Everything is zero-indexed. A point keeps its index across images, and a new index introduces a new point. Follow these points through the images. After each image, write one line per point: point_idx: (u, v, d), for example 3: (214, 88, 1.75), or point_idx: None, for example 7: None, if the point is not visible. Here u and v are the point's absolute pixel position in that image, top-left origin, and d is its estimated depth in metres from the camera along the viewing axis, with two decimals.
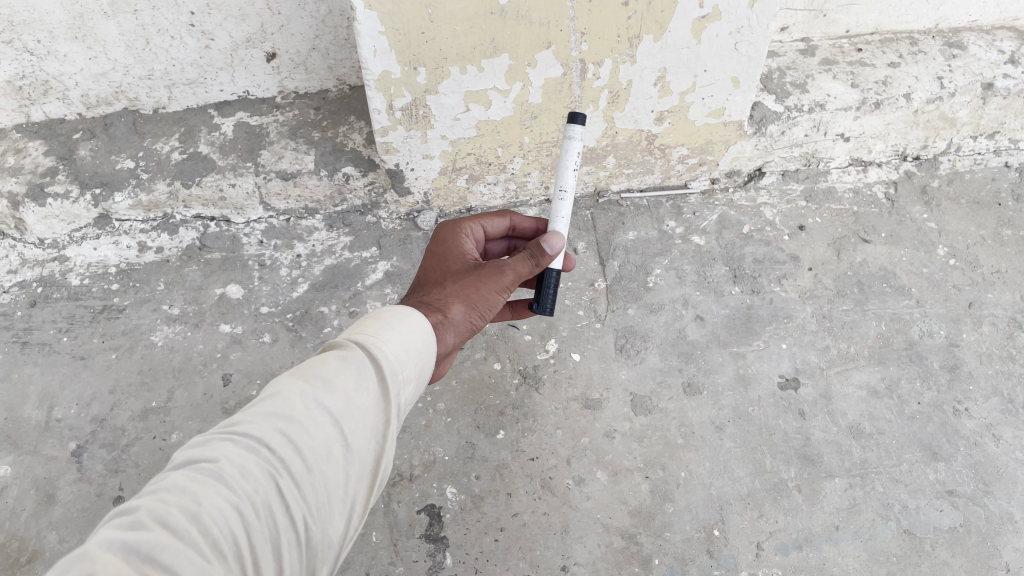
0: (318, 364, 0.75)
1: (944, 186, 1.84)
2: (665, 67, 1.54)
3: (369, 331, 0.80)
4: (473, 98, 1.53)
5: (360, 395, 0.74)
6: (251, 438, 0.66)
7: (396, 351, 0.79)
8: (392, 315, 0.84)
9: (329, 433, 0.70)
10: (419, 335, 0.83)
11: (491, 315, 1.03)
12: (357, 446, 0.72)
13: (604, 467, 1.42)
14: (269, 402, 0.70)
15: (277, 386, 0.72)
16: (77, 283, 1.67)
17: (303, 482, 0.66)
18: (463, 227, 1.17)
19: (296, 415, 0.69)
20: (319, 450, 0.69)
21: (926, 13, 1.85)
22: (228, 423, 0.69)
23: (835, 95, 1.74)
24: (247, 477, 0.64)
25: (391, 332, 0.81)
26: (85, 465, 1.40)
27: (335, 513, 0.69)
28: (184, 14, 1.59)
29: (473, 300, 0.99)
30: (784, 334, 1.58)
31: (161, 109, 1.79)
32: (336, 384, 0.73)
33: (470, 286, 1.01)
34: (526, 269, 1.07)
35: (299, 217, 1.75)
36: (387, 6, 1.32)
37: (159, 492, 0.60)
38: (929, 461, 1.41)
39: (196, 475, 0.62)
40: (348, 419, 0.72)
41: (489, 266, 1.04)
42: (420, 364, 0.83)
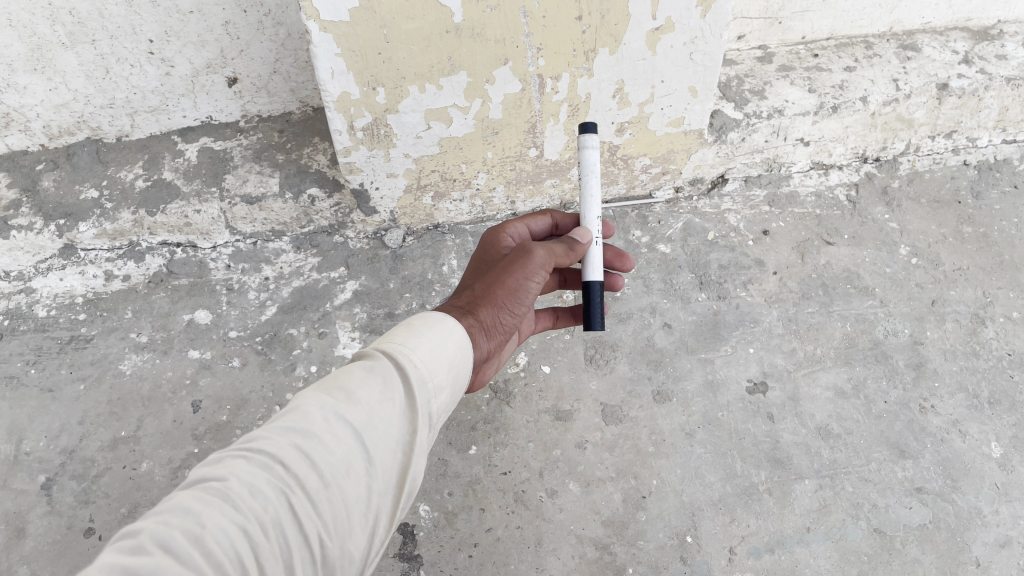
0: (344, 376, 0.76)
1: (905, 186, 1.86)
2: (622, 79, 1.55)
3: (396, 341, 0.82)
4: (434, 116, 1.54)
5: (384, 407, 0.75)
6: (267, 454, 0.67)
7: (423, 360, 0.81)
8: (421, 324, 0.86)
9: (350, 446, 0.71)
10: (449, 344, 0.85)
11: (527, 305, 1.04)
12: (380, 459, 0.73)
13: (576, 478, 1.42)
14: (290, 416, 0.71)
15: (300, 400, 0.73)
16: (44, 314, 1.66)
17: (320, 498, 0.66)
18: (506, 228, 1.23)
19: (315, 429, 0.70)
20: (339, 464, 0.69)
21: (879, 17, 1.88)
22: (246, 438, 0.69)
23: (793, 101, 1.77)
24: (258, 496, 0.64)
25: (419, 340, 0.83)
26: (55, 497, 1.39)
27: (353, 529, 0.69)
28: (143, 43, 1.60)
29: (501, 295, 1.00)
30: (751, 338, 1.60)
31: (124, 137, 1.79)
32: (357, 396, 0.74)
33: (497, 281, 1.02)
34: (558, 253, 1.08)
35: (266, 239, 1.75)
36: (341, 29, 1.34)
37: (163, 515, 0.60)
38: (897, 459, 1.42)
39: (203, 495, 0.62)
40: (369, 432, 0.72)
41: (517, 253, 1.04)
42: (449, 373, 0.84)
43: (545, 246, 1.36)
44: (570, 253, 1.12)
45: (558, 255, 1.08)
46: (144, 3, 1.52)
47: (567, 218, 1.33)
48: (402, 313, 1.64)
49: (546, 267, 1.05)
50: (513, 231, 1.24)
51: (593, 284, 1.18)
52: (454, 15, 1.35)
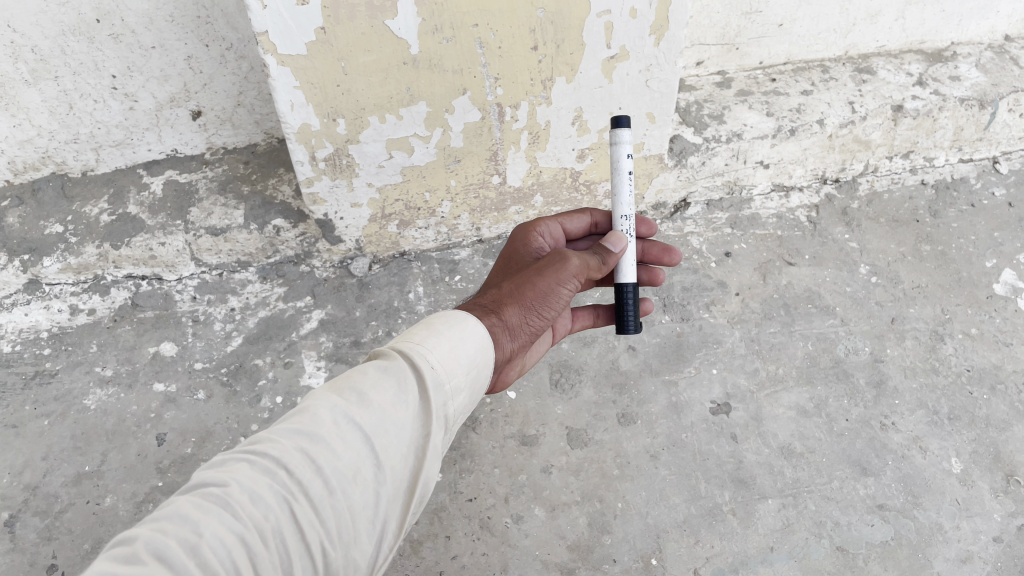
0: (357, 377, 0.77)
1: (865, 206, 1.89)
2: (580, 107, 1.58)
3: (414, 341, 0.83)
4: (395, 146, 1.56)
5: (397, 409, 0.76)
6: (272, 459, 0.67)
7: (439, 361, 0.82)
8: (441, 324, 0.87)
9: (358, 451, 0.71)
10: (469, 345, 0.86)
11: (555, 311, 1.05)
12: (391, 463, 0.73)
13: (542, 503, 1.43)
14: (299, 418, 0.71)
15: (311, 401, 0.74)
16: (8, 349, 1.65)
17: (324, 505, 0.67)
18: (538, 226, 1.28)
19: (323, 432, 0.71)
20: (347, 469, 0.70)
21: (834, 41, 1.92)
22: (253, 440, 0.70)
23: (751, 125, 1.80)
24: (259, 503, 0.64)
25: (437, 340, 0.84)
26: (17, 535, 1.37)
27: (359, 536, 0.70)
28: (105, 78, 1.61)
29: (529, 296, 1.01)
30: (714, 359, 1.61)
31: (89, 171, 1.80)
32: (368, 399, 0.75)
33: (527, 283, 1.03)
34: (591, 265, 1.11)
35: (231, 271, 1.75)
36: (298, 62, 1.36)
37: (160, 522, 0.60)
38: (859, 477, 1.43)
39: (201, 501, 0.62)
40: (379, 437, 0.73)
41: (553, 257, 1.06)
42: (467, 376, 0.85)
43: (584, 244, 1.40)
44: (605, 264, 1.16)
45: (592, 267, 1.11)
46: (106, 39, 1.54)
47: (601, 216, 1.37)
48: (368, 340, 1.64)
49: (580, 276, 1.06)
50: (545, 230, 1.30)
51: (627, 286, 1.24)
52: (410, 47, 1.38)
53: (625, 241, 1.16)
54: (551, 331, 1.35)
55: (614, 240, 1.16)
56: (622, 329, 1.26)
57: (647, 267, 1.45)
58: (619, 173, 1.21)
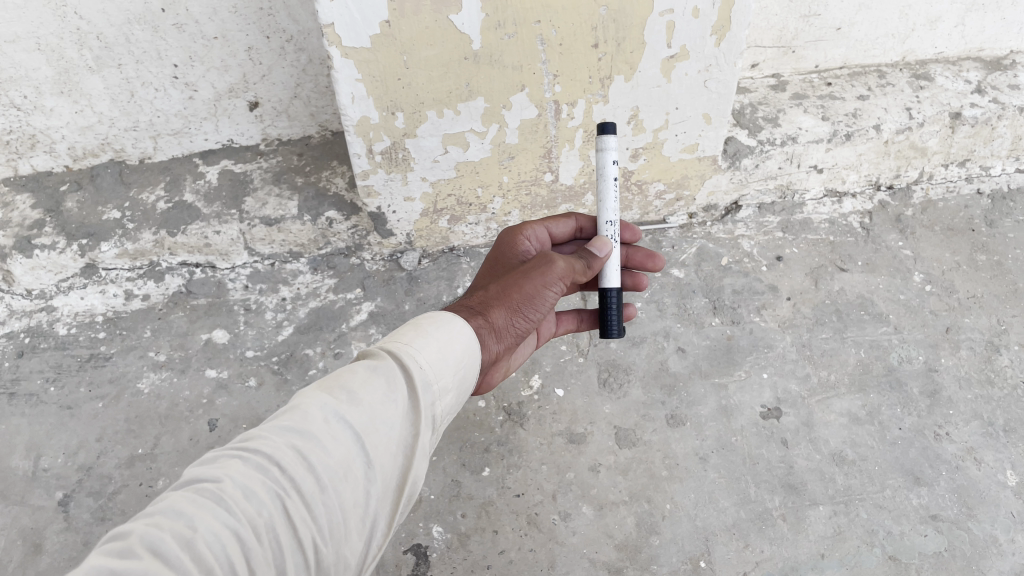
0: (346, 375, 0.76)
1: (918, 214, 1.87)
2: (637, 106, 1.57)
3: (403, 340, 0.82)
4: (451, 141, 1.57)
5: (387, 408, 0.75)
6: (263, 455, 0.67)
7: (429, 360, 0.82)
8: (429, 324, 0.86)
9: (348, 449, 0.71)
10: (458, 345, 0.86)
11: (540, 313, 1.04)
12: (381, 462, 0.73)
13: (589, 501, 1.42)
14: (289, 416, 0.71)
15: (301, 399, 0.73)
16: (64, 332, 1.68)
17: (315, 502, 0.66)
18: (525, 228, 1.27)
19: (314, 430, 0.70)
20: (337, 467, 0.69)
21: (892, 47, 1.90)
22: (243, 437, 0.70)
23: (806, 129, 1.78)
24: (251, 499, 0.64)
25: (425, 340, 0.83)
26: (72, 514, 1.40)
27: (350, 534, 0.69)
28: (167, 67, 1.64)
29: (516, 299, 1.00)
30: (765, 363, 1.60)
31: (147, 159, 1.83)
32: (358, 397, 0.74)
33: (513, 285, 1.02)
34: (577, 268, 1.09)
35: (283, 261, 1.77)
36: (362, 55, 1.37)
37: (155, 517, 0.60)
38: (912, 486, 1.41)
39: (196, 497, 0.62)
40: (368, 435, 0.72)
41: (538, 260, 1.05)
42: (456, 376, 0.84)
43: (569, 247, 1.39)
44: (590, 268, 1.13)
45: (577, 270, 1.09)
46: (170, 27, 1.56)
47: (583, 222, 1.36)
48: None
49: (565, 279, 1.05)
50: (533, 233, 1.28)
51: (610, 291, 1.23)
52: (473, 42, 1.38)
53: (610, 245, 1.15)
54: (536, 334, 1.33)
55: (600, 244, 1.15)
56: (606, 333, 1.24)
57: (631, 272, 1.45)
58: (605, 179, 1.20)
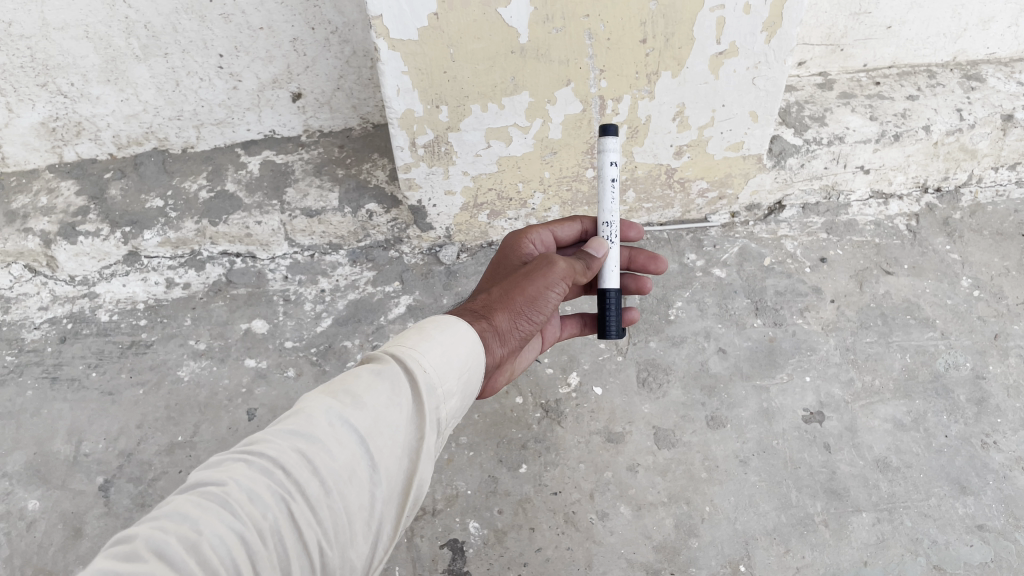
0: (351, 379, 0.75)
1: (967, 217, 1.83)
2: (683, 103, 1.55)
3: (407, 344, 0.81)
4: (495, 135, 1.56)
5: (392, 411, 0.74)
6: (268, 459, 0.66)
7: (434, 364, 0.80)
8: (434, 327, 0.85)
9: (353, 453, 0.69)
10: (462, 348, 0.85)
11: (543, 315, 1.03)
12: (386, 466, 0.72)
13: (627, 501, 1.40)
14: (293, 420, 0.70)
15: (305, 403, 0.72)
16: (106, 319, 1.70)
17: (320, 506, 0.66)
18: (529, 233, 1.22)
19: (319, 433, 0.69)
20: (342, 471, 0.68)
21: (943, 46, 1.86)
22: (248, 441, 0.69)
23: (854, 128, 1.76)
24: (256, 502, 0.63)
25: (430, 343, 0.82)
26: (112, 499, 1.41)
27: (356, 538, 0.68)
28: (213, 57, 1.64)
29: (519, 301, 0.99)
30: (808, 366, 1.58)
31: (190, 148, 1.84)
32: (363, 400, 0.73)
33: (515, 288, 1.01)
34: (577, 269, 1.09)
35: (323, 252, 1.78)
36: (409, 47, 1.36)
37: (160, 520, 0.60)
38: (957, 495, 1.39)
39: (200, 500, 0.62)
40: (374, 438, 0.71)
41: (538, 262, 1.04)
42: (460, 379, 0.83)
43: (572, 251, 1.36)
44: (589, 269, 1.13)
45: (578, 271, 1.09)
46: (217, 18, 1.57)
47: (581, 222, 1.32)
48: None
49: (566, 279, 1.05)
50: (537, 237, 1.23)
51: (610, 293, 1.19)
52: (520, 36, 1.37)
53: (606, 246, 1.15)
54: (540, 337, 1.31)
55: (597, 245, 1.16)
56: (604, 335, 1.21)
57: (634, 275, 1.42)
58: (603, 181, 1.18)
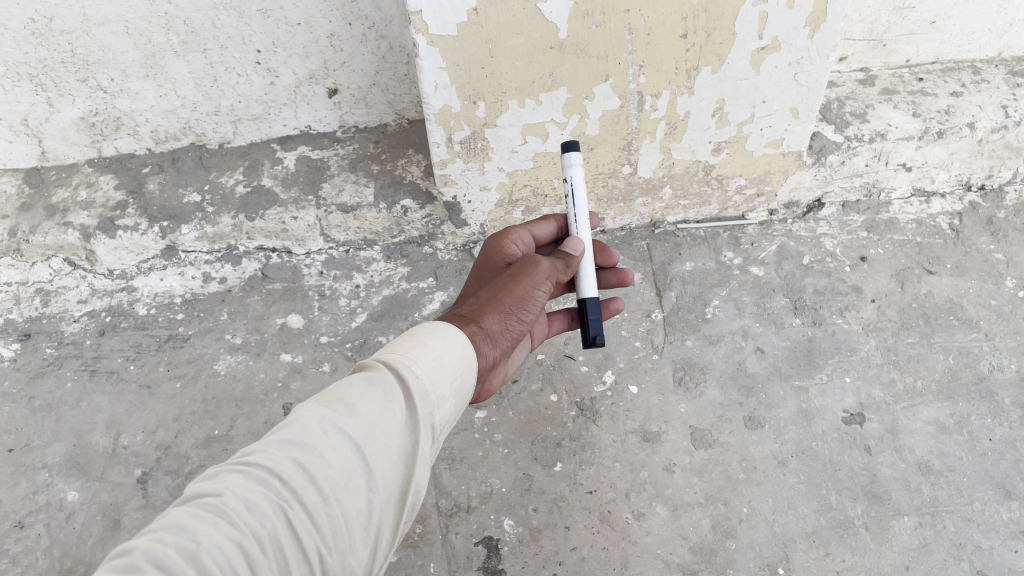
0: (344, 388, 0.75)
1: (1012, 216, 1.79)
2: (723, 98, 1.53)
3: (399, 351, 0.81)
4: (531, 131, 1.55)
5: (386, 419, 0.74)
6: (264, 469, 0.66)
7: (427, 369, 0.80)
8: (424, 334, 0.85)
9: (349, 460, 0.69)
10: (455, 354, 0.84)
11: (533, 314, 1.02)
12: (382, 473, 0.71)
13: (664, 501, 1.39)
14: (287, 429, 0.69)
15: (299, 412, 0.72)
16: (144, 312, 1.71)
17: (318, 514, 0.65)
18: (509, 234, 1.15)
19: (314, 442, 0.69)
20: (337, 478, 0.68)
21: (988, 42, 1.82)
22: (243, 452, 0.69)
23: (896, 125, 1.73)
24: (254, 511, 0.63)
25: (422, 350, 0.81)
26: (150, 491, 1.42)
27: (355, 543, 0.68)
28: (251, 53, 1.65)
29: (507, 303, 0.98)
30: (848, 367, 1.55)
31: (227, 143, 1.85)
32: (357, 408, 0.73)
33: (503, 289, 1.00)
34: (559, 268, 1.07)
35: (357, 248, 1.78)
36: (449, 42, 1.35)
37: (157, 532, 0.59)
38: (1002, 500, 1.36)
39: (198, 511, 0.61)
40: (369, 444, 0.71)
41: (522, 263, 1.03)
42: (454, 384, 0.83)
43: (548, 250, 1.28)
44: (568, 268, 1.10)
45: (559, 269, 1.07)
46: (256, 13, 1.57)
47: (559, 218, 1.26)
48: None
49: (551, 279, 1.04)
50: (518, 237, 1.16)
51: (587, 300, 1.13)
52: (560, 31, 1.36)
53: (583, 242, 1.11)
54: (529, 338, 1.26)
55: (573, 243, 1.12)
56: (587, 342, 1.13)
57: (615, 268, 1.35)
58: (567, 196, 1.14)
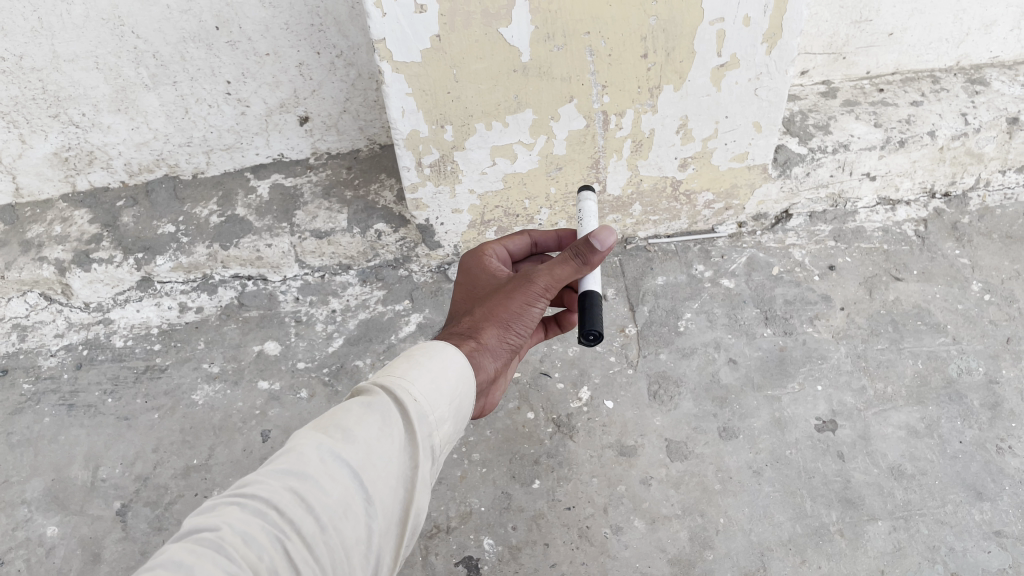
0: (341, 414, 0.76)
1: (975, 221, 1.83)
2: (686, 115, 1.56)
3: (396, 374, 0.81)
4: (499, 153, 1.57)
5: (384, 443, 0.75)
6: (261, 500, 0.67)
7: (424, 391, 0.81)
8: (420, 354, 0.85)
9: (346, 487, 0.70)
10: (451, 374, 0.85)
11: (530, 327, 1.01)
12: (381, 498, 0.72)
13: (641, 514, 1.40)
14: (284, 458, 0.70)
15: (296, 440, 0.72)
16: (121, 344, 1.72)
17: (316, 543, 0.66)
18: (487, 248, 1.14)
19: (311, 471, 0.70)
20: (336, 506, 0.69)
21: (946, 51, 1.87)
22: (240, 484, 0.69)
23: (858, 136, 1.76)
24: (252, 544, 0.64)
25: (419, 372, 0.82)
26: (130, 523, 1.42)
27: (354, 572, 0.69)
28: (221, 84, 1.67)
29: (503, 317, 0.98)
30: (819, 375, 1.57)
31: (200, 174, 1.86)
32: (354, 434, 0.73)
33: (499, 304, 0.99)
34: (562, 274, 0.97)
35: (333, 273, 1.79)
36: (412, 69, 1.38)
37: (154, 570, 0.59)
38: (974, 501, 1.38)
39: (195, 547, 0.62)
40: (367, 470, 0.72)
41: (519, 276, 0.99)
42: (452, 405, 0.83)
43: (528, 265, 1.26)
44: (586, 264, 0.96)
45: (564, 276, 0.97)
46: (224, 45, 1.59)
47: (552, 236, 1.22)
48: None
49: (551, 291, 0.98)
50: (495, 251, 1.16)
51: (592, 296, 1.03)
52: (522, 55, 1.38)
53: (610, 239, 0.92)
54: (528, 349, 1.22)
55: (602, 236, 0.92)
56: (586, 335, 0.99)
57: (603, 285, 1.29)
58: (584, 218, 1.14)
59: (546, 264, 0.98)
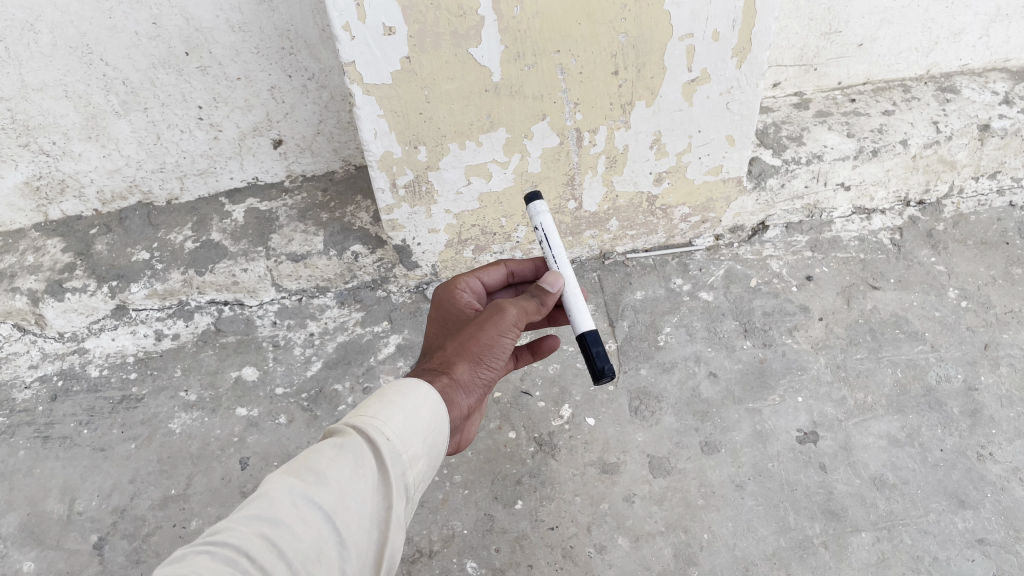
0: (313, 455, 0.74)
1: (950, 228, 1.84)
2: (659, 130, 1.57)
3: (368, 412, 0.80)
4: (474, 172, 1.57)
5: (356, 485, 0.73)
6: (231, 547, 0.65)
7: (398, 430, 0.80)
8: (394, 391, 0.84)
9: (319, 530, 0.69)
10: (425, 410, 0.84)
11: (503, 360, 0.99)
12: (354, 540, 0.72)
13: (625, 532, 1.39)
14: (255, 503, 0.69)
15: (266, 484, 0.71)
16: (96, 374, 1.70)
17: None
18: (457, 283, 1.13)
19: (283, 515, 0.68)
20: (309, 551, 0.68)
21: (916, 60, 1.88)
22: (209, 530, 0.67)
23: (832, 146, 1.77)
24: None
25: (392, 410, 0.81)
26: (107, 557, 1.40)
27: None
28: (192, 109, 1.66)
29: (474, 351, 0.96)
30: (799, 386, 1.57)
31: (174, 200, 1.85)
32: (326, 476, 0.72)
33: (469, 336, 0.97)
34: (530, 309, 1.00)
35: (310, 296, 1.78)
36: (384, 90, 1.37)
37: None
38: (956, 510, 1.37)
39: None
40: (340, 513, 0.71)
41: (489, 308, 0.99)
42: (426, 442, 0.82)
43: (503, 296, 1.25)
44: (543, 307, 1.03)
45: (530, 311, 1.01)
46: (194, 71, 1.58)
47: (529, 265, 1.21)
48: None
49: (522, 322, 0.99)
50: (466, 285, 1.14)
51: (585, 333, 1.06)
52: (493, 74, 1.38)
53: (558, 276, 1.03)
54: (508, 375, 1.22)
55: (551, 278, 1.02)
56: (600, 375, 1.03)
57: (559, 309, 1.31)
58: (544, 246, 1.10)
59: (517, 300, 1.01)
